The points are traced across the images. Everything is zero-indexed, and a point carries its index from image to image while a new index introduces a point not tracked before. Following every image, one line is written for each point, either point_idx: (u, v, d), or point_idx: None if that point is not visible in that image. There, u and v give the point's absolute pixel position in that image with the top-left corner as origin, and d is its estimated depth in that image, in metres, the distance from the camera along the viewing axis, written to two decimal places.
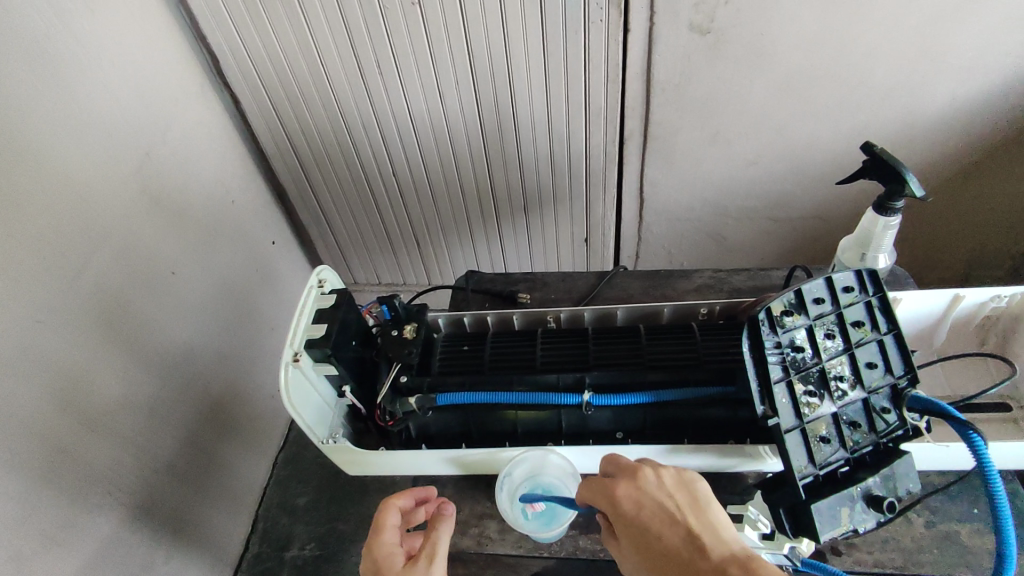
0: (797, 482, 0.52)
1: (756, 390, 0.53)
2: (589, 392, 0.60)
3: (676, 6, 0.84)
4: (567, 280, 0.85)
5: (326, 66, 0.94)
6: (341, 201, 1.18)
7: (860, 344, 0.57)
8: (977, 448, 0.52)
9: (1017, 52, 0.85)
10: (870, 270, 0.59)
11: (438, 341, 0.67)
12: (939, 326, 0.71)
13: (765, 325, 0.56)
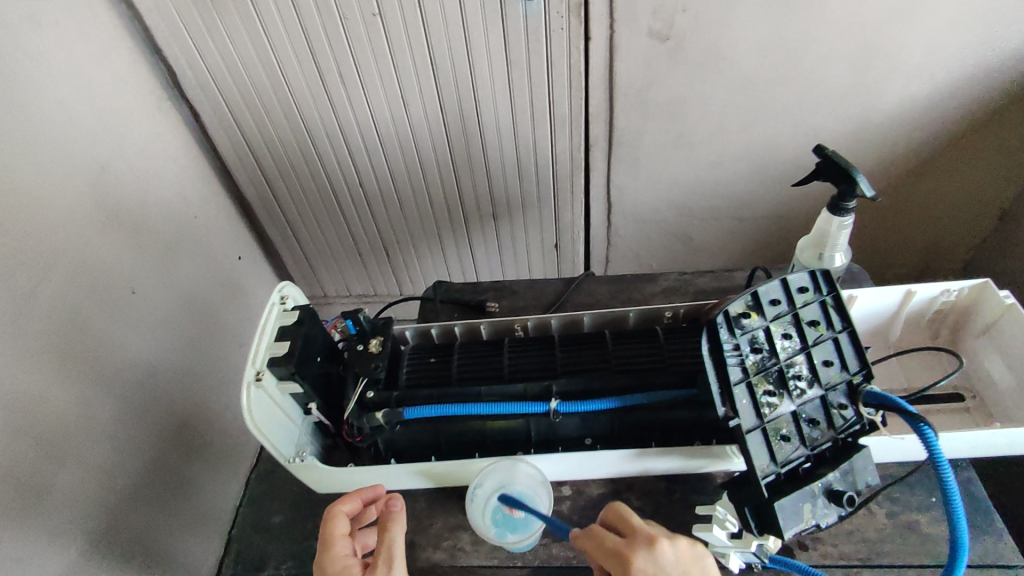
0: (760, 482, 0.53)
1: (718, 393, 0.54)
2: (557, 399, 0.61)
3: (635, 13, 0.85)
4: (535, 288, 0.86)
5: (287, 78, 0.93)
6: (307, 213, 1.16)
7: (816, 343, 0.59)
8: (929, 441, 0.53)
9: (958, 54, 0.89)
10: (824, 271, 0.61)
11: (405, 353, 0.67)
12: (892, 322, 0.74)
13: (723, 327, 0.56)
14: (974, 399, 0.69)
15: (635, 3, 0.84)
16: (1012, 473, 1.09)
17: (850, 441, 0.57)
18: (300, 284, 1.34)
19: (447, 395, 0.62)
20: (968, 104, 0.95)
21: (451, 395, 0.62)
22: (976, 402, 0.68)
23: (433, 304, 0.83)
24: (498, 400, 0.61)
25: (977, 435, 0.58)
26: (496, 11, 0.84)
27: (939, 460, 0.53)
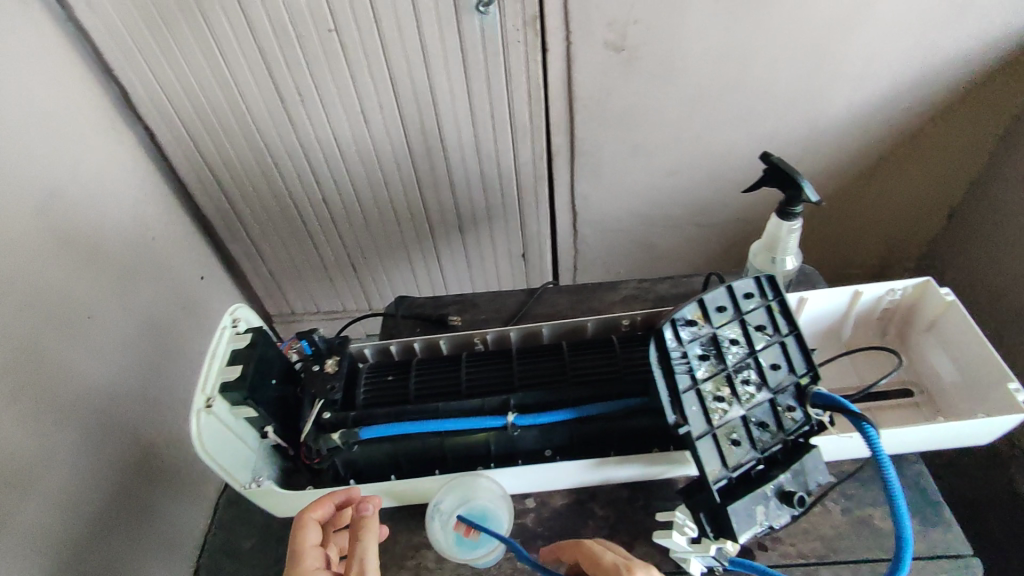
0: (711, 487, 0.54)
1: (666, 400, 0.56)
2: (514, 412, 0.61)
3: (590, 25, 0.87)
4: (497, 300, 0.86)
5: (245, 96, 0.93)
6: (271, 231, 1.15)
7: (763, 347, 0.61)
8: (870, 438, 0.56)
9: (899, 59, 0.93)
10: (768, 278, 0.64)
11: (362, 371, 0.66)
12: (845, 322, 0.75)
13: (670, 335, 0.59)
14: (923, 394, 0.71)
15: (590, 16, 0.86)
16: (971, 463, 1.12)
17: (801, 442, 0.58)
18: (265, 303, 1.32)
19: (403, 414, 0.62)
20: (911, 107, 0.99)
21: (407, 413, 0.62)
22: (925, 397, 0.71)
23: (394, 319, 0.83)
24: (455, 417, 0.61)
25: (919, 430, 0.60)
26: (453, 26, 0.85)
27: (881, 457, 0.56)
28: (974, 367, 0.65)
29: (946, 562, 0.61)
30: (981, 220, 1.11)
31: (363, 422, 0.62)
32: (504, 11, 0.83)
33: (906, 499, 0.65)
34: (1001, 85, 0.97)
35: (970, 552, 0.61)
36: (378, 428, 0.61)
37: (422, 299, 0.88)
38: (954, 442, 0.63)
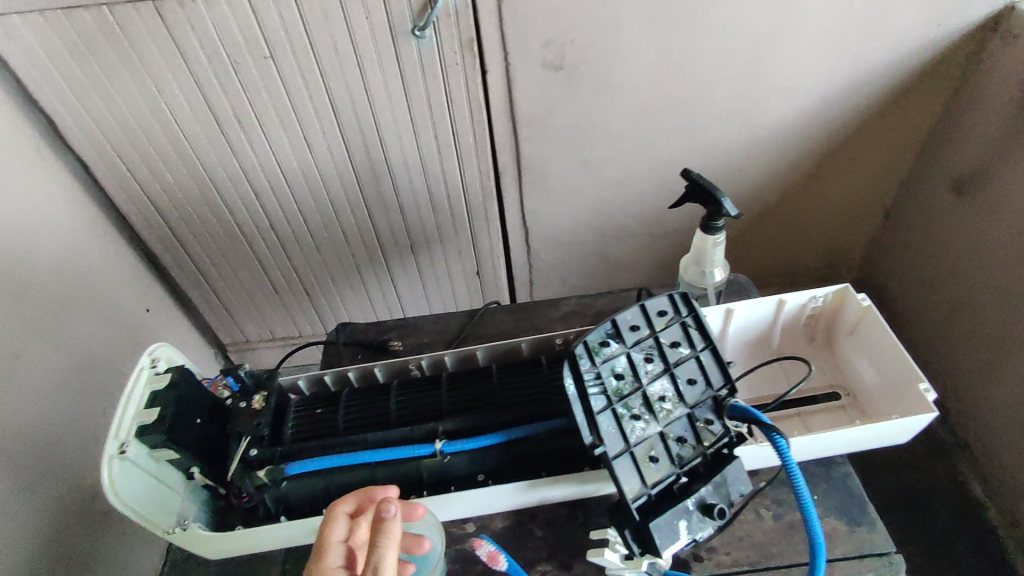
0: (630, 504, 0.54)
1: (581, 423, 0.55)
2: (442, 439, 0.62)
3: (527, 46, 0.88)
4: (439, 321, 0.85)
5: (182, 125, 0.91)
6: (217, 259, 1.12)
7: (678, 363, 0.61)
8: (781, 449, 0.57)
9: (828, 72, 0.96)
10: (681, 293, 0.64)
11: (292, 404, 0.66)
12: (773, 330, 0.77)
13: (583, 359, 0.58)
14: (848, 396, 0.74)
15: (525, 37, 0.87)
16: (922, 456, 1.15)
17: (725, 453, 0.59)
18: (217, 332, 1.29)
19: (331, 446, 0.63)
20: (843, 117, 1.02)
21: (335, 445, 0.63)
22: (850, 399, 0.74)
23: (335, 347, 0.82)
24: (382, 447, 0.62)
25: (834, 435, 0.61)
26: (390, 50, 0.85)
27: (791, 466, 0.57)
28: (892, 370, 0.68)
29: (870, 561, 0.62)
30: (917, 221, 1.15)
31: (291, 458, 0.62)
32: (440, 35, 0.84)
33: (834, 501, 0.66)
34: (926, 94, 1.00)
35: (893, 549, 0.62)
36: (303, 462, 0.61)
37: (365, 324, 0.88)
38: (873, 442, 0.64)
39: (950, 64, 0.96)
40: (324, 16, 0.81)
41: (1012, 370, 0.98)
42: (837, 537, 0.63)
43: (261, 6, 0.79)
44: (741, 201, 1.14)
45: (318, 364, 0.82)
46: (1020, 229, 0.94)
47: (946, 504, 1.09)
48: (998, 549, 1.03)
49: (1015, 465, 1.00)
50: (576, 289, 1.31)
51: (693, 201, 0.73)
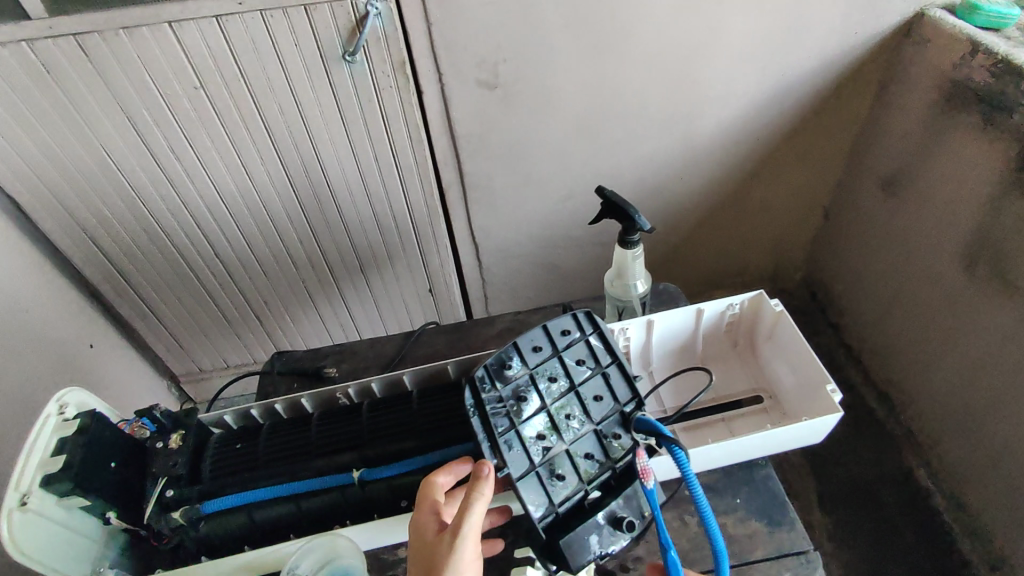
0: (537, 524, 0.55)
1: (484, 445, 0.56)
2: (361, 469, 0.63)
3: (460, 66, 0.90)
4: (375, 346, 0.86)
5: (115, 158, 0.90)
6: (163, 290, 1.10)
7: (583, 380, 0.63)
8: (679, 462, 0.55)
9: (756, 81, 0.99)
10: (583, 312, 0.66)
11: (210, 443, 0.65)
12: (695, 339, 0.80)
13: (483, 381, 0.60)
14: (770, 399, 0.76)
15: (457, 57, 0.89)
16: (871, 446, 1.19)
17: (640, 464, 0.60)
18: (169, 364, 1.26)
19: (250, 483, 0.62)
20: (775, 123, 1.06)
21: (255, 480, 0.62)
22: (772, 403, 0.76)
23: (270, 377, 0.82)
24: (303, 480, 0.62)
25: (748, 440, 0.63)
26: (322, 75, 0.85)
27: (692, 481, 0.55)
28: (804, 372, 0.70)
29: (790, 560, 0.64)
30: (853, 219, 1.19)
31: (210, 498, 0.62)
32: (372, 59, 0.85)
33: (755, 505, 0.68)
34: (851, 98, 1.04)
35: (811, 546, 0.65)
36: (223, 499, 0.61)
37: (302, 352, 0.87)
38: (786, 445, 0.65)
39: (870, 69, 1.00)
40: (252, 45, 0.81)
41: (947, 360, 1.01)
42: (759, 539, 0.66)
43: (187, 36, 0.78)
44: (685, 207, 1.17)
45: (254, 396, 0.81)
46: (945, 224, 0.98)
47: (895, 492, 1.12)
48: (945, 532, 1.06)
49: (956, 450, 1.04)
50: (530, 300, 1.33)
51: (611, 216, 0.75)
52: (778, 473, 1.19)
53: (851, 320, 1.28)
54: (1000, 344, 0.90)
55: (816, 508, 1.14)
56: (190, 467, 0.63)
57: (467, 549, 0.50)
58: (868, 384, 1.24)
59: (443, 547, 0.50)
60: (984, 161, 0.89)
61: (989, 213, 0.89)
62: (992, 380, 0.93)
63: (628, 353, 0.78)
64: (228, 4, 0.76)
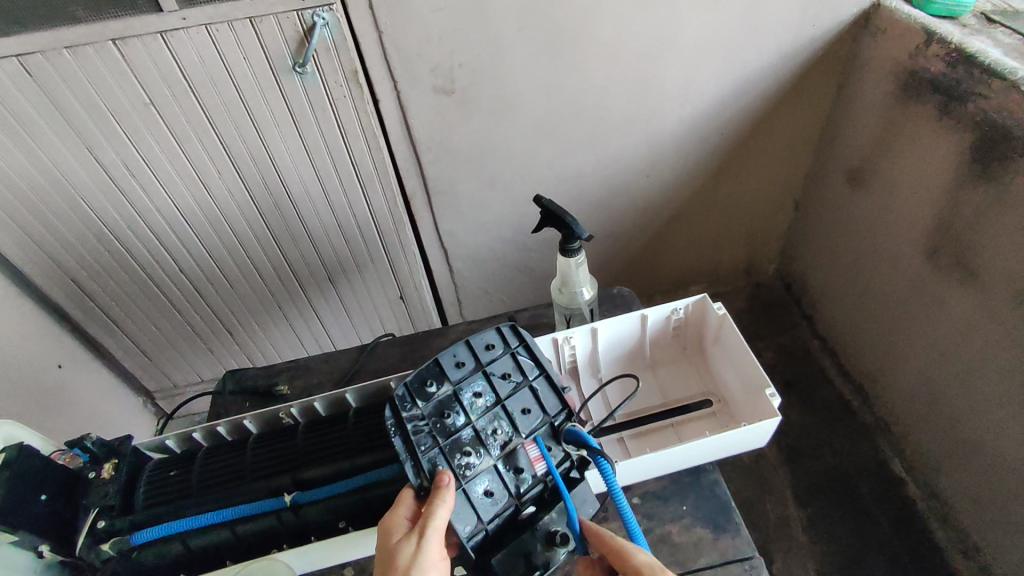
0: (465, 543, 0.55)
1: (406, 466, 0.56)
2: (294, 491, 0.61)
3: (415, 73, 0.88)
4: (329, 360, 0.88)
5: (70, 178, 0.89)
6: (130, 307, 1.10)
7: (509, 394, 0.63)
8: (604, 472, 0.57)
9: (719, 75, 0.98)
10: (508, 325, 0.67)
11: (146, 467, 0.64)
12: (643, 344, 0.82)
13: (404, 400, 0.59)
14: (719, 402, 0.79)
15: (411, 64, 0.87)
16: (845, 437, 1.19)
17: (574, 476, 0.61)
18: (143, 381, 1.26)
19: (181, 510, 0.60)
20: (740, 118, 1.05)
21: (187, 506, 0.61)
22: (721, 405, 0.78)
23: (223, 397, 0.84)
24: (236, 505, 0.61)
25: (686, 447, 0.64)
26: (273, 88, 0.84)
27: (614, 489, 0.57)
28: (748, 376, 0.72)
29: (733, 567, 0.65)
30: (822, 210, 1.20)
31: (141, 527, 0.60)
32: (323, 69, 0.83)
33: (700, 511, 0.69)
34: (813, 90, 1.04)
35: (755, 553, 0.66)
36: (155, 528, 0.59)
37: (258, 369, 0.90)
38: (725, 452, 0.67)
39: (832, 59, 1.00)
40: (199, 59, 0.79)
41: (919, 350, 1.01)
42: (703, 546, 0.67)
43: (132, 53, 0.77)
44: (656, 205, 1.16)
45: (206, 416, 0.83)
46: (913, 214, 0.97)
47: (871, 483, 1.13)
48: (920, 522, 1.06)
49: (930, 440, 1.04)
50: (506, 303, 1.32)
51: (551, 224, 0.76)
52: (755, 468, 1.20)
53: (827, 311, 1.28)
54: (968, 333, 0.90)
55: (792, 502, 1.14)
56: (123, 496, 0.61)
57: (429, 553, 0.52)
58: (844, 376, 1.26)
59: (405, 550, 0.52)
60: (942, 151, 0.89)
61: (950, 202, 0.89)
62: (962, 370, 0.93)
63: (575, 360, 0.80)
64: (171, 18, 0.75)
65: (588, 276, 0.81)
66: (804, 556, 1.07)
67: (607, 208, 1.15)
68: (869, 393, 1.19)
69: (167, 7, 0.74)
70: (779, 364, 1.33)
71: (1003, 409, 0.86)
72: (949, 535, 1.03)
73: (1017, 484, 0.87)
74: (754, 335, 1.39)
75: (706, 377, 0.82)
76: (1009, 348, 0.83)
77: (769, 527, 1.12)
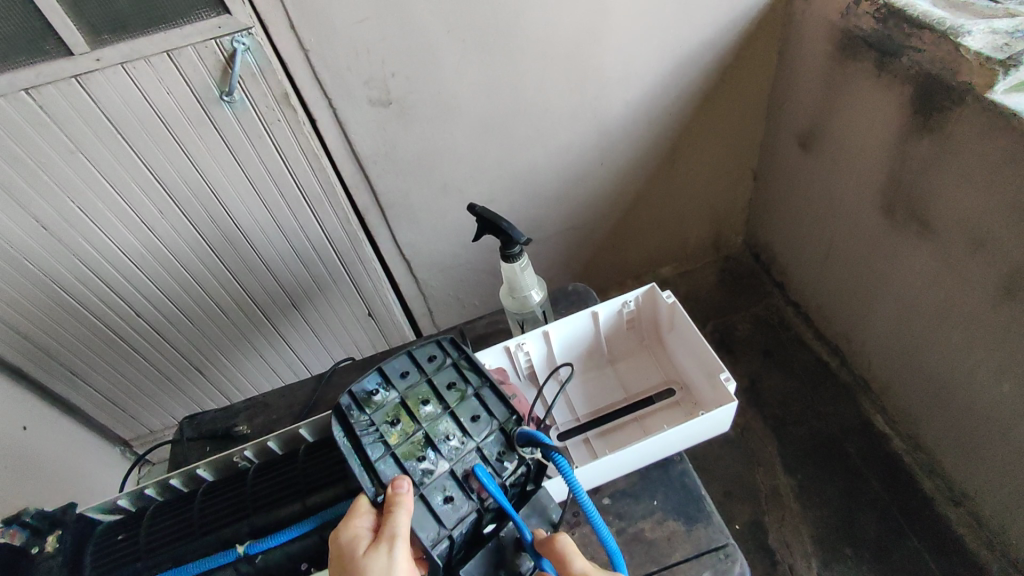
0: (431, 552, 0.54)
1: (360, 476, 0.56)
2: (247, 541, 0.60)
3: (348, 87, 0.86)
4: (287, 395, 0.89)
5: (8, 240, 0.83)
6: (91, 358, 1.04)
7: (457, 402, 0.62)
8: (563, 468, 0.58)
9: (659, 54, 0.97)
10: (449, 336, 0.67)
11: (95, 534, 0.62)
12: (600, 340, 0.84)
13: (352, 408, 0.59)
14: (683, 389, 0.80)
15: (343, 80, 0.85)
16: (827, 399, 1.20)
17: (529, 488, 0.62)
18: (118, 431, 1.23)
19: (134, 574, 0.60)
20: (687, 95, 1.05)
21: (140, 570, 0.60)
22: (684, 392, 0.80)
23: (181, 445, 0.85)
24: (189, 563, 0.60)
25: (648, 443, 0.65)
26: (204, 123, 0.80)
27: (575, 488, 0.57)
28: (705, 362, 0.74)
29: (708, 558, 0.66)
30: (779, 177, 1.20)
31: None
32: (252, 95, 0.79)
33: (674, 503, 0.70)
34: (753, 59, 1.04)
35: (728, 542, 0.67)
36: None
37: (217, 411, 0.90)
38: (688, 442, 0.68)
39: (769, 24, 1.00)
40: (122, 100, 0.75)
41: (888, 304, 1.02)
42: (678, 541, 0.67)
43: (50, 102, 0.72)
44: (615, 192, 1.16)
45: (167, 466, 0.84)
46: (867, 170, 0.97)
47: (857, 443, 1.13)
48: (909, 476, 1.07)
49: (908, 394, 1.05)
50: (478, 307, 1.31)
51: (490, 233, 0.78)
52: (742, 442, 1.19)
53: (797, 276, 1.29)
54: (933, 285, 0.90)
55: (783, 472, 1.14)
56: (72, 567, 0.60)
57: (400, 559, 0.52)
58: (820, 339, 1.27)
59: (377, 562, 0.51)
60: (884, 107, 0.89)
61: (899, 156, 0.89)
62: (932, 323, 0.93)
63: (532, 365, 0.82)
64: (84, 61, 0.70)
65: (536, 279, 0.82)
66: (799, 524, 1.08)
67: (566, 200, 1.14)
68: (846, 353, 1.20)
69: (77, 50, 0.70)
70: (753, 334, 1.34)
71: (976, 356, 0.86)
72: (938, 485, 1.04)
73: (995, 428, 0.87)
74: (727, 309, 1.39)
75: (667, 365, 0.84)
76: (974, 296, 0.83)
77: (761, 499, 1.12)
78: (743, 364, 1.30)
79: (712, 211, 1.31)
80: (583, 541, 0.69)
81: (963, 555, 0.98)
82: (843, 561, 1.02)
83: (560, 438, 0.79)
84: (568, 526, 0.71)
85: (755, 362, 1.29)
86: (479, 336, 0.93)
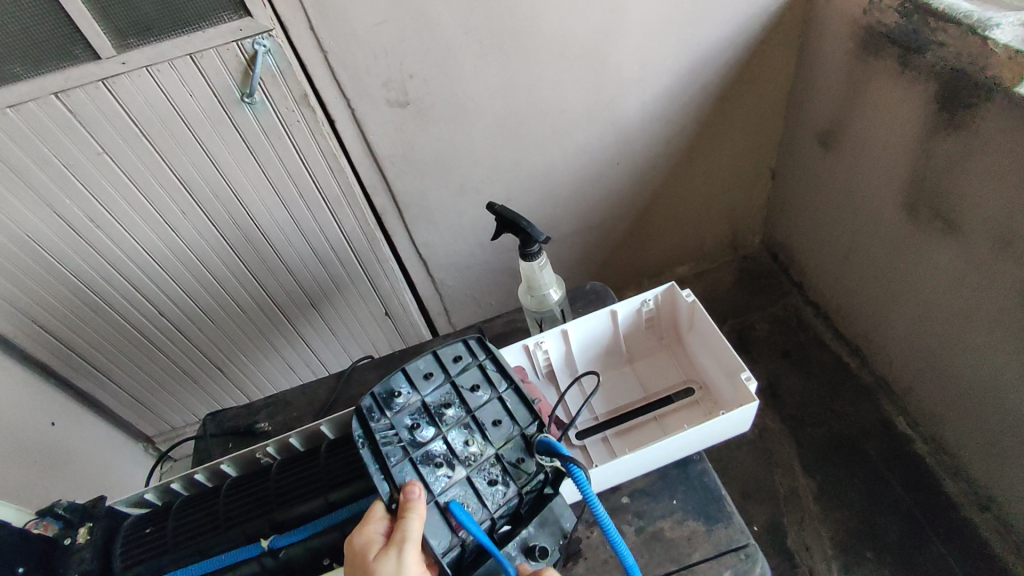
0: (440, 560, 0.55)
1: (375, 478, 0.56)
2: (270, 535, 0.61)
3: (367, 89, 0.87)
4: (307, 393, 0.90)
5: (35, 237, 0.85)
6: (115, 355, 1.06)
7: (479, 404, 0.63)
8: (578, 478, 0.57)
9: (676, 52, 0.96)
10: (476, 336, 0.67)
11: (122, 527, 0.64)
12: (618, 340, 0.84)
13: (373, 409, 0.60)
14: (702, 389, 0.80)
15: (361, 82, 0.86)
16: (848, 400, 1.18)
17: (547, 492, 0.60)
18: (141, 427, 1.25)
19: (160, 567, 0.61)
20: (705, 93, 1.04)
21: (166, 562, 0.61)
22: (703, 392, 0.79)
23: (204, 441, 0.86)
24: (214, 556, 0.61)
25: (668, 442, 0.64)
26: (225, 124, 0.81)
27: (589, 496, 0.57)
28: (725, 361, 0.74)
29: (728, 558, 0.65)
30: (798, 175, 1.19)
31: None
32: (272, 96, 0.80)
33: (692, 503, 0.70)
34: (772, 56, 1.04)
35: (750, 541, 0.66)
36: None
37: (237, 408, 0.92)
38: (700, 446, 0.68)
39: (789, 20, 0.99)
40: (146, 103, 0.76)
41: (911, 304, 1.00)
42: (697, 540, 0.67)
43: (78, 105, 0.74)
44: (632, 192, 1.15)
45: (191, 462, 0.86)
46: (890, 167, 0.95)
47: (878, 445, 1.12)
48: (932, 478, 1.06)
49: (932, 395, 1.03)
50: (494, 307, 1.32)
51: (509, 231, 0.78)
52: (761, 443, 1.18)
53: (816, 276, 1.27)
54: (957, 284, 0.89)
55: (801, 473, 1.13)
56: (101, 560, 0.61)
57: (410, 564, 0.51)
58: (839, 340, 1.26)
59: (386, 566, 0.51)
60: (907, 103, 0.87)
61: (922, 154, 0.87)
62: (956, 323, 0.91)
63: (550, 364, 0.82)
64: (111, 64, 0.72)
65: (554, 278, 0.82)
66: (818, 526, 1.06)
67: (583, 198, 1.13)
68: (868, 354, 1.18)
69: (104, 54, 0.71)
70: (771, 334, 1.32)
71: (1001, 358, 0.85)
72: (962, 488, 1.02)
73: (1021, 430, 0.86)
74: (746, 308, 1.38)
75: (687, 364, 0.83)
76: (1000, 296, 0.82)
77: (779, 500, 1.11)
78: (761, 364, 1.28)
79: (730, 210, 1.30)
80: (600, 541, 0.69)
81: (988, 560, 0.96)
82: (864, 564, 1.01)
83: (578, 438, 0.80)
84: (586, 525, 0.70)
85: (774, 362, 1.28)
86: (497, 335, 0.93)
